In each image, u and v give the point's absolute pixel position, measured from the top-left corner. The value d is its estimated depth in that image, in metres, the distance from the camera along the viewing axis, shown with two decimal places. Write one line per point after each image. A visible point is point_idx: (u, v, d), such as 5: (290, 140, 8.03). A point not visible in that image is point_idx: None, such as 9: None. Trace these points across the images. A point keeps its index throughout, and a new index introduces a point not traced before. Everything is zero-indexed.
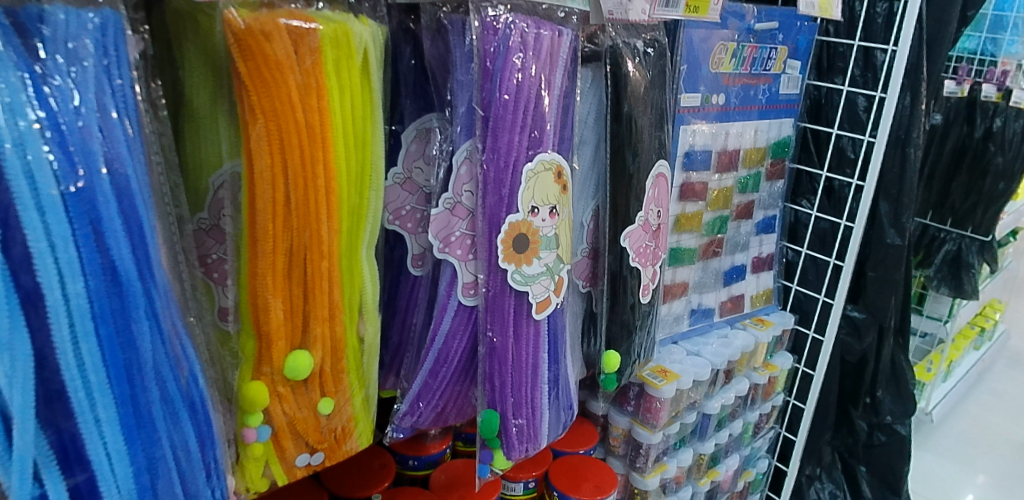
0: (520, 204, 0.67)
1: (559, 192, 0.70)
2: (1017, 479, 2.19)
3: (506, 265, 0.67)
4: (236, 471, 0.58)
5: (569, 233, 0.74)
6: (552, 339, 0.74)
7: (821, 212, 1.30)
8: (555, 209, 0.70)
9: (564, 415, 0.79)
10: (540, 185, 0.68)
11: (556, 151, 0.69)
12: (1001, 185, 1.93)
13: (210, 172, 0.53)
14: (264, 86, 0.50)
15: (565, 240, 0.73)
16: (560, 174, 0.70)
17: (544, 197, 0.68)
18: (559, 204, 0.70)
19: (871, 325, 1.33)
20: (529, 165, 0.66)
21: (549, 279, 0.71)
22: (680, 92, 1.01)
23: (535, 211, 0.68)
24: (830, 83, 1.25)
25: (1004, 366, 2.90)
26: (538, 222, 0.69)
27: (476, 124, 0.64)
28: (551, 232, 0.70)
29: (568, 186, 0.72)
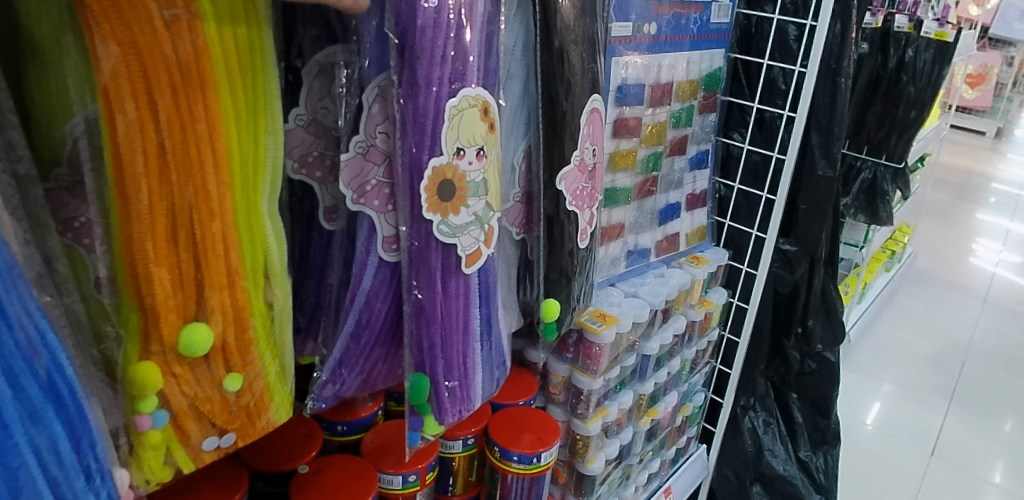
0: (445, 144, 0.60)
1: (486, 133, 0.64)
2: (925, 391, 2.33)
3: (432, 215, 0.61)
4: (131, 463, 0.51)
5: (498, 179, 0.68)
6: (482, 295, 0.68)
7: (753, 145, 1.28)
8: (483, 151, 0.63)
9: (497, 375, 0.75)
10: (467, 123, 0.61)
11: (481, 86, 0.62)
12: (914, 113, 1.96)
13: (62, 119, 0.44)
14: (119, 12, 0.42)
15: (495, 186, 0.67)
16: (487, 111, 0.63)
17: (470, 138, 0.62)
18: (486, 145, 0.64)
19: (802, 257, 1.34)
20: (452, 101, 0.59)
21: (478, 229, 0.65)
22: (612, 22, 0.94)
23: (462, 154, 0.61)
24: (761, 11, 1.21)
25: (912, 285, 3.06)
26: (464, 166, 0.62)
27: (388, 55, 0.56)
28: (479, 177, 0.64)
29: (496, 124, 0.65)
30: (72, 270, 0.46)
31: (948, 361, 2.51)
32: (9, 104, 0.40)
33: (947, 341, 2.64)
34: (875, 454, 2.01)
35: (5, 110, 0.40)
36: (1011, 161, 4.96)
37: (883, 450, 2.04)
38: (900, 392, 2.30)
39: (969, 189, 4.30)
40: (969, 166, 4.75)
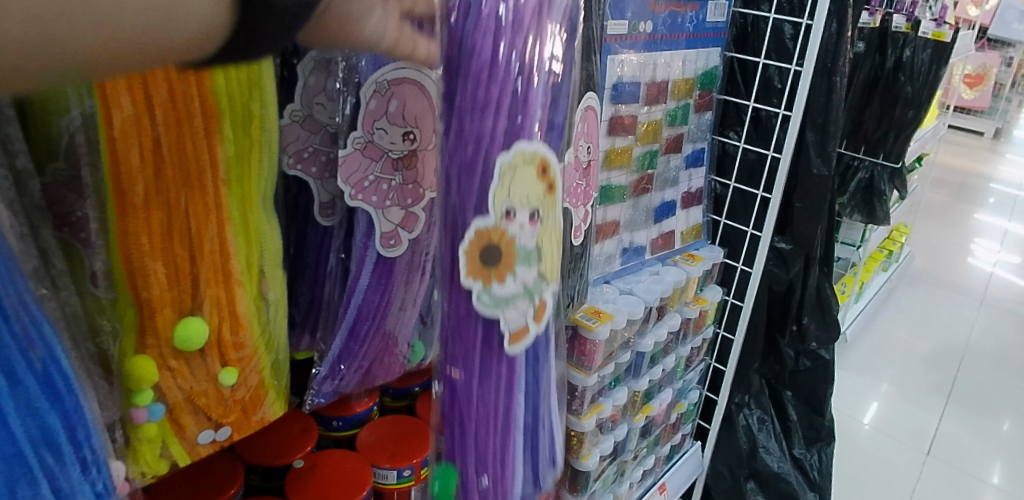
0: (491, 204, 0.55)
1: (543, 192, 0.58)
2: (922, 390, 2.34)
3: (471, 281, 0.57)
4: (127, 456, 0.52)
5: (556, 246, 0.62)
6: (525, 377, 0.63)
7: (748, 144, 1.29)
8: (541, 217, 0.58)
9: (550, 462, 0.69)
10: (520, 181, 0.56)
11: (540, 139, 0.57)
12: (911, 112, 1.97)
13: (58, 116, 0.44)
14: None
15: (552, 253, 0.61)
16: (544, 168, 0.58)
17: (523, 198, 0.56)
18: (544, 207, 0.58)
19: (797, 255, 1.35)
20: (507, 156, 0.55)
21: (526, 302, 0.59)
22: (607, 20, 0.94)
23: (514, 216, 0.56)
24: (757, 10, 1.21)
25: (909, 285, 3.06)
26: (514, 229, 0.56)
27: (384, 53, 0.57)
28: (534, 244, 0.58)
29: (556, 185, 0.60)
30: (67, 263, 0.47)
31: (944, 360, 2.52)
32: (6, 100, 0.41)
33: (942, 340, 2.65)
34: (872, 454, 2.02)
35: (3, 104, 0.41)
36: (1009, 161, 4.97)
37: (879, 449, 2.04)
38: (896, 392, 2.31)
39: (967, 189, 4.31)
40: (967, 166, 4.76)
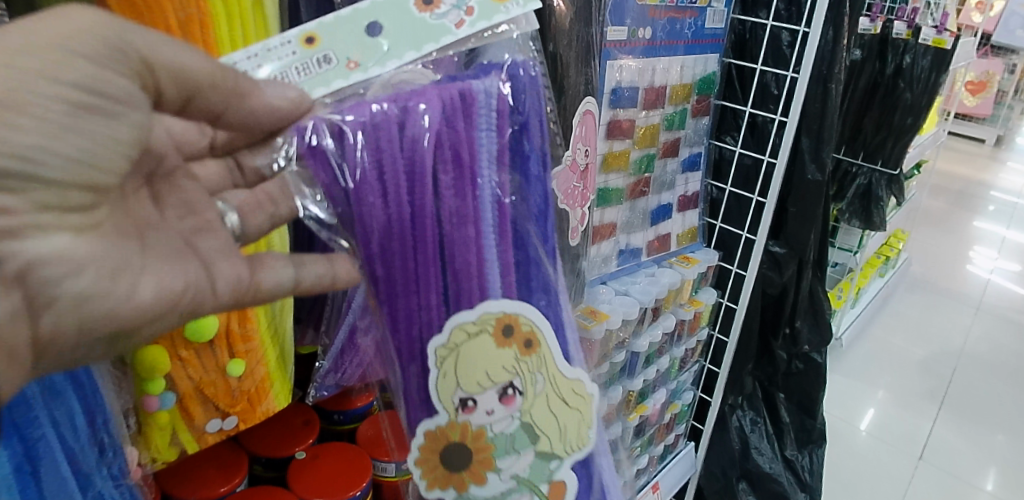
0: (438, 401, 0.59)
1: (517, 358, 0.59)
2: (915, 395, 2.36)
3: (437, 491, 0.61)
4: (139, 440, 0.55)
5: (557, 404, 0.62)
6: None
7: (745, 149, 1.31)
8: (517, 389, 0.60)
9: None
10: (472, 363, 0.58)
11: (488, 301, 0.59)
12: (909, 120, 1.99)
13: None
14: (135, 10, 0.51)
15: (552, 413, 0.61)
16: (508, 334, 0.59)
17: (479, 382, 0.59)
18: (518, 375, 0.60)
19: (791, 259, 1.37)
20: (440, 339, 0.59)
21: (519, 490, 0.62)
22: (607, 26, 0.96)
23: (475, 406, 0.59)
24: (755, 17, 1.23)
25: (905, 291, 3.08)
26: (480, 417, 0.59)
27: None
28: (510, 423, 0.60)
29: (531, 348, 0.60)
30: None
31: (938, 367, 2.54)
32: None
33: (937, 346, 2.68)
34: (866, 458, 2.05)
35: None
36: (1011, 169, 5.00)
37: (872, 454, 2.07)
38: (893, 398, 2.33)
39: (967, 196, 4.33)
40: (966, 173, 4.78)
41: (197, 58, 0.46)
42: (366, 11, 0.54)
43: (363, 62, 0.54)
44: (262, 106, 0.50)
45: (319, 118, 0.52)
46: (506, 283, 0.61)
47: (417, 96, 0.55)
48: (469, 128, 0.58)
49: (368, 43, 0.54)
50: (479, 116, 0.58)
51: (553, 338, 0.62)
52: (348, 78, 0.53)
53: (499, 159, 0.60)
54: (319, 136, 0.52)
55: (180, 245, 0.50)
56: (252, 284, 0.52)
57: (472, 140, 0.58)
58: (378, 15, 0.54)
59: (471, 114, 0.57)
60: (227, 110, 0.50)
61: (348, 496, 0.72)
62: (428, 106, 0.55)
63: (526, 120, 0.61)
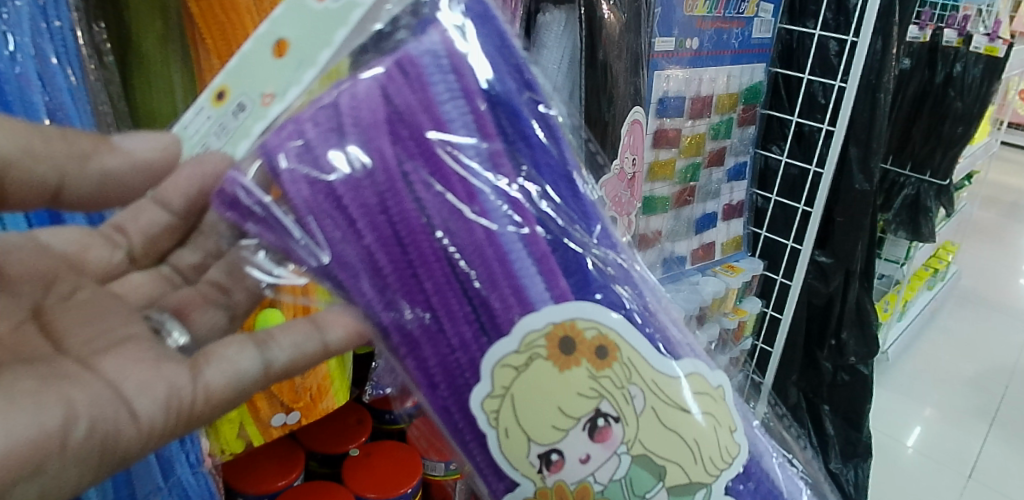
0: (513, 469, 0.43)
1: (593, 377, 0.42)
2: (964, 413, 2.30)
3: None
4: (210, 432, 0.60)
5: (675, 417, 0.43)
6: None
7: (791, 159, 1.31)
8: (612, 418, 0.42)
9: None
10: (536, 403, 0.42)
11: (531, 322, 0.42)
12: (960, 128, 1.93)
13: (165, 121, 0.57)
14: (219, 27, 0.53)
15: (673, 430, 0.43)
16: (571, 351, 0.42)
17: (553, 424, 0.42)
18: (605, 398, 0.42)
19: (838, 269, 1.36)
20: (483, 388, 0.42)
21: None
22: (655, 37, 0.98)
23: (562, 458, 0.42)
24: (803, 27, 1.24)
25: (956, 305, 3.00)
26: (577, 470, 0.42)
27: None
28: (619, 465, 0.42)
29: (607, 356, 0.42)
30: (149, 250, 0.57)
31: (989, 383, 2.47)
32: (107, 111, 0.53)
33: (988, 362, 2.60)
34: (913, 477, 1.99)
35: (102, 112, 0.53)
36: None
37: (919, 472, 2.02)
38: (941, 415, 2.27)
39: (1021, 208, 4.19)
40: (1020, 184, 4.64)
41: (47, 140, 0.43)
42: (270, 32, 0.44)
43: (279, 91, 0.43)
44: (116, 164, 0.46)
45: (233, 172, 0.43)
46: (551, 281, 0.43)
47: (340, 101, 0.42)
48: (439, 122, 0.42)
49: (280, 71, 0.44)
50: (447, 109, 0.42)
51: (635, 334, 0.43)
52: (267, 116, 0.44)
53: (481, 129, 0.43)
54: (236, 192, 0.43)
55: (74, 368, 0.40)
56: (195, 387, 0.42)
57: (447, 142, 0.42)
58: (281, 30, 0.44)
59: (433, 108, 0.42)
60: (66, 178, 0.45)
61: (398, 493, 0.74)
62: (365, 107, 0.42)
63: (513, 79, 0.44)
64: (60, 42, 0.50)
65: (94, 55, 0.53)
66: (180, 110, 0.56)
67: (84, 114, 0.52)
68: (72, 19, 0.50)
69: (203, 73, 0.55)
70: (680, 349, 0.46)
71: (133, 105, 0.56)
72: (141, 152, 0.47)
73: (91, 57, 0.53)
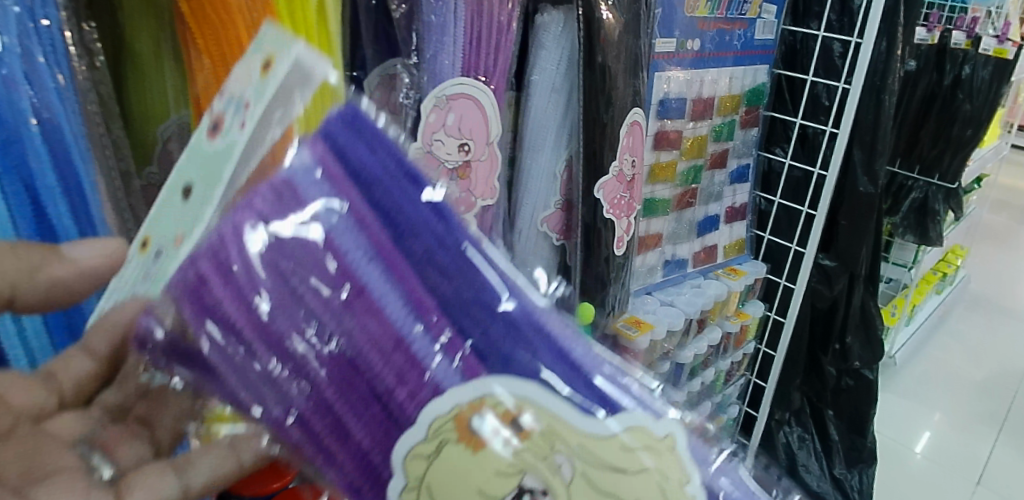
0: None
1: (511, 451, 0.36)
2: (974, 419, 2.27)
3: None
4: None
5: (613, 480, 0.36)
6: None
7: (795, 161, 1.30)
8: (539, 492, 0.35)
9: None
10: (451, 487, 0.36)
11: (432, 401, 0.37)
12: (969, 131, 1.93)
13: (157, 122, 0.56)
14: (210, 27, 0.51)
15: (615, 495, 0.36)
16: (481, 428, 0.36)
17: None
18: (529, 471, 0.36)
19: (842, 272, 1.35)
20: (397, 481, 0.37)
21: None
22: (656, 38, 0.97)
23: None
24: (806, 28, 1.23)
25: (965, 309, 2.98)
26: None
27: (424, 79, 0.62)
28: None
29: (524, 424, 0.37)
30: None
31: (998, 389, 2.44)
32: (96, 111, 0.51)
33: (997, 368, 2.57)
34: (921, 482, 1.97)
35: (88, 110, 0.50)
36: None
37: (927, 477, 2.00)
38: (950, 421, 2.24)
39: None
40: None
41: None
42: (179, 179, 0.43)
43: (185, 231, 0.40)
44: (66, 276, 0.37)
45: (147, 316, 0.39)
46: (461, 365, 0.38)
47: (224, 238, 0.37)
48: (335, 249, 0.37)
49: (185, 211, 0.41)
50: (343, 234, 0.38)
51: (553, 396, 0.38)
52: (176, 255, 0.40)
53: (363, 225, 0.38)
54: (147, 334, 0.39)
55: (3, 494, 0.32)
56: None
57: (345, 267, 0.37)
58: (187, 177, 0.43)
59: (326, 236, 0.37)
60: (15, 294, 0.35)
61: None
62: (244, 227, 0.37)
63: (397, 187, 0.40)
64: (47, 42, 0.47)
65: (83, 54, 0.50)
66: (172, 113, 0.56)
67: (74, 117, 0.48)
68: (61, 18, 0.48)
69: (195, 78, 0.53)
70: (614, 403, 0.39)
71: (124, 106, 0.56)
72: (91, 265, 0.37)
73: (80, 59, 0.50)
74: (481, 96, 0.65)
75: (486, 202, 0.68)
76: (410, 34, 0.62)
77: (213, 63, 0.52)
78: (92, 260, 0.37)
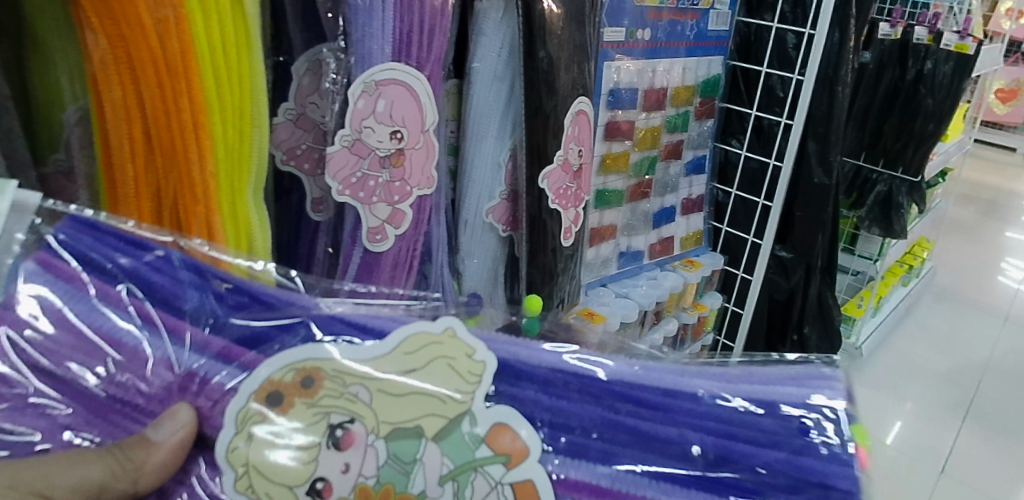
0: None
1: (310, 405, 0.40)
2: (944, 409, 2.24)
3: None
4: None
5: (405, 384, 0.42)
6: (609, 420, 0.44)
7: (750, 152, 1.30)
8: (348, 422, 0.40)
9: (826, 385, 0.47)
10: (272, 457, 0.38)
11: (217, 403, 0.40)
12: (931, 125, 1.93)
13: (58, 107, 0.54)
14: (107, 7, 0.48)
15: (409, 394, 0.41)
16: (279, 401, 0.40)
17: (300, 462, 0.38)
18: (332, 411, 0.40)
19: (798, 263, 1.37)
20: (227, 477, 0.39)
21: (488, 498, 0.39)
22: (604, 27, 0.96)
23: (327, 483, 0.38)
24: (761, 20, 1.23)
25: (931, 301, 3.02)
26: (346, 487, 0.38)
27: (351, 64, 0.60)
28: (378, 455, 0.39)
29: (313, 377, 0.41)
30: None
31: (961, 378, 2.46)
32: None
33: (962, 359, 2.59)
34: (890, 469, 1.92)
35: None
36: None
37: (901, 468, 1.94)
38: (921, 411, 2.21)
39: (997, 204, 4.21)
40: (996, 179, 4.63)
41: (75, 464, 0.35)
42: None
43: None
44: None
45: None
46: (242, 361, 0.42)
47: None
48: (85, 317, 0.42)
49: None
50: (88, 317, 0.42)
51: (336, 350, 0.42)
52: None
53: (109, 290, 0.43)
54: None
55: None
56: None
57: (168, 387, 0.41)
58: None
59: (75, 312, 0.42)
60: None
61: None
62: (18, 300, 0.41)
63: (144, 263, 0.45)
64: None
65: None
66: (68, 102, 0.54)
67: None
68: None
69: (90, 55, 0.50)
70: (382, 332, 0.45)
71: (24, 83, 0.54)
72: (175, 442, 0.38)
73: None
74: (416, 84, 0.63)
75: (423, 191, 0.67)
76: (337, 21, 0.60)
77: (112, 43, 0.49)
78: (176, 437, 0.39)
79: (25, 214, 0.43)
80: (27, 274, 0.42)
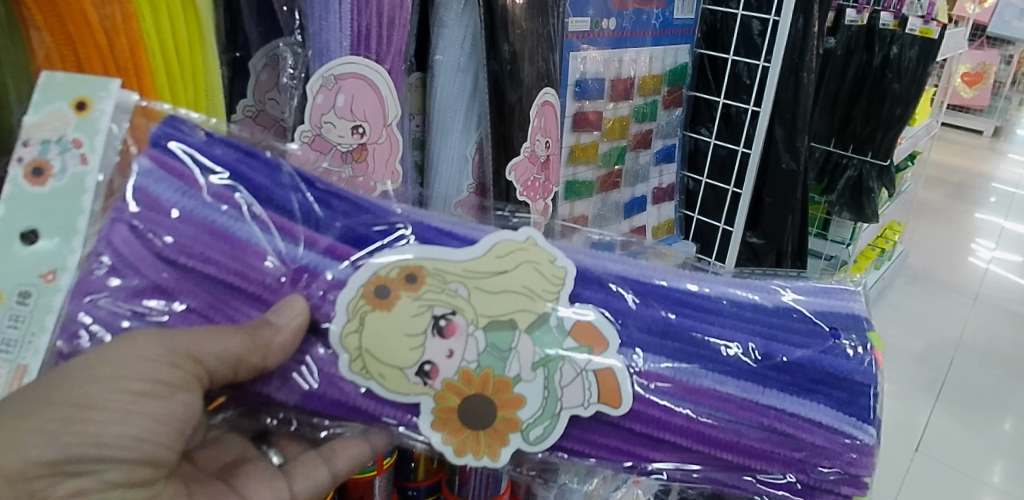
0: (404, 397, 0.45)
1: (416, 298, 0.46)
2: (918, 388, 2.27)
3: None
4: None
5: (495, 281, 0.47)
6: (671, 319, 0.49)
7: (719, 140, 1.30)
8: (450, 314, 0.46)
9: (853, 299, 0.53)
10: (385, 345, 0.45)
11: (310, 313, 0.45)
12: (898, 110, 1.96)
13: None
14: (52, 5, 0.47)
15: (502, 291, 0.46)
16: (385, 293, 0.46)
17: (411, 347, 0.45)
18: (435, 304, 0.46)
19: (768, 250, 1.38)
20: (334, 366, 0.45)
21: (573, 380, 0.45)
22: (568, 17, 0.96)
23: (433, 365, 0.45)
24: (726, 7, 1.23)
25: (904, 283, 3.06)
26: (450, 368, 0.45)
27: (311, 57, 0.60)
28: (479, 343, 0.45)
29: (416, 273, 0.46)
30: None
31: (935, 358, 2.49)
32: None
33: (935, 339, 2.63)
34: None
35: None
36: (1015, 150, 4.87)
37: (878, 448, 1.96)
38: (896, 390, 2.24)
39: (966, 187, 4.27)
40: (965, 161, 4.70)
41: (214, 337, 0.43)
42: None
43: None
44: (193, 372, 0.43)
45: None
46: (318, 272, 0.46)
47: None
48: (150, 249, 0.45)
49: (24, 264, 0.44)
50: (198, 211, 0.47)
51: (431, 252, 0.47)
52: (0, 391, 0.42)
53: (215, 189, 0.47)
54: None
55: None
56: None
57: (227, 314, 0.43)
58: None
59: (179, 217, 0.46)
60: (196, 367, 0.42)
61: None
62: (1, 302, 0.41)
63: (248, 168, 0.49)
64: None
65: None
66: None
67: None
68: None
69: (34, 51, 0.49)
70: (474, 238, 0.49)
71: None
72: (295, 327, 0.45)
73: None
74: (376, 78, 0.62)
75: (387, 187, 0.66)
76: (292, 14, 0.61)
77: (58, 43, 0.49)
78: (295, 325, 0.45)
79: (125, 113, 0.47)
80: (141, 171, 0.46)
